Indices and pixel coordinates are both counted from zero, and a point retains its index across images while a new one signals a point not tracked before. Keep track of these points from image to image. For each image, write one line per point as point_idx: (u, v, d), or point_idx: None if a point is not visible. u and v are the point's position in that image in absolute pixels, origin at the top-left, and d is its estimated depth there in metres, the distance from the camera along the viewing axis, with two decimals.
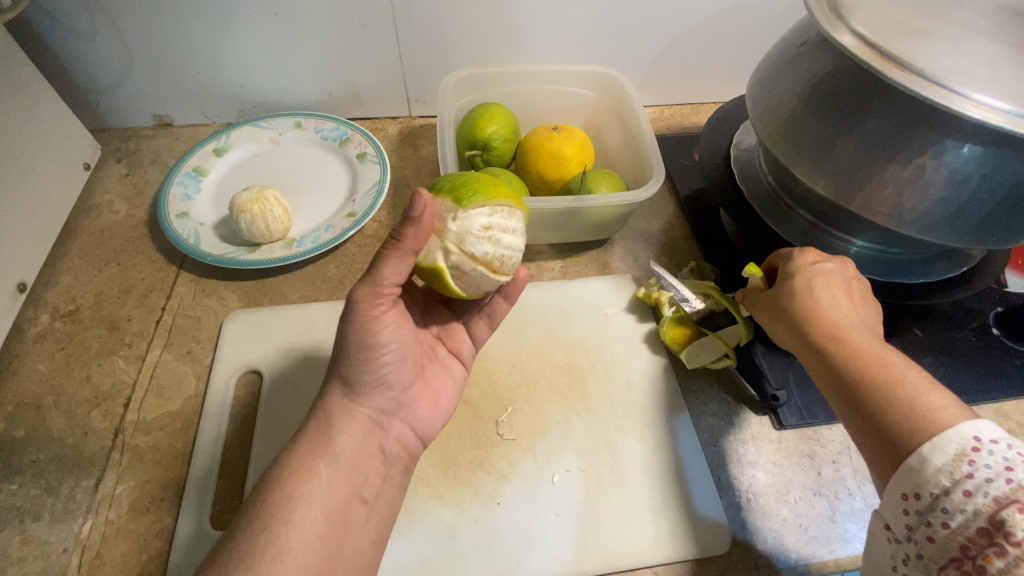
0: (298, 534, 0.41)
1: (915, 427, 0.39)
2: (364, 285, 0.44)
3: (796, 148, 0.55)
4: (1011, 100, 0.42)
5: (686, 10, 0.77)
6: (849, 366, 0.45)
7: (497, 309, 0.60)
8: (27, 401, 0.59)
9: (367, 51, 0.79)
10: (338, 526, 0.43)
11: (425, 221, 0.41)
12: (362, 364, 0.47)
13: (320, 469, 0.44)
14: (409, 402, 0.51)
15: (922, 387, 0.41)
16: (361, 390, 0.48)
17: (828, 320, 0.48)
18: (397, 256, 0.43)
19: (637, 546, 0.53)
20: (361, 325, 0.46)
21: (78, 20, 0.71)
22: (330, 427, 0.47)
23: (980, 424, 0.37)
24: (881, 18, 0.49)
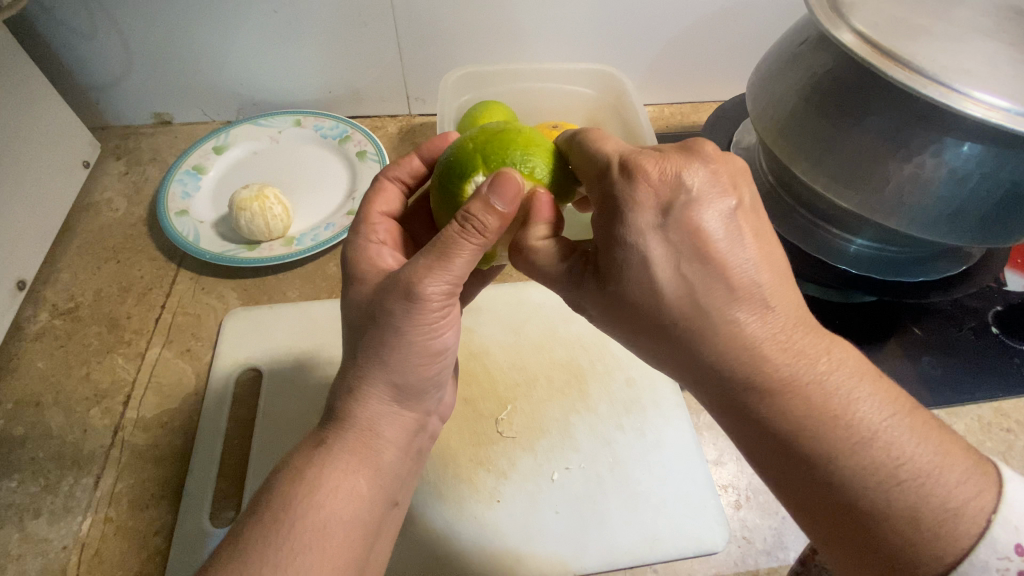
0: (335, 560, 0.38)
1: (920, 544, 0.32)
2: (431, 279, 0.40)
3: (797, 147, 0.55)
4: (1011, 99, 0.42)
5: (686, 9, 0.77)
6: (805, 452, 0.33)
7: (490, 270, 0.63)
8: (26, 398, 0.59)
9: (366, 48, 0.79)
10: (370, 536, 0.42)
11: (513, 212, 0.39)
12: (421, 370, 0.46)
13: (362, 484, 0.42)
14: (444, 397, 0.54)
15: (897, 462, 0.33)
16: (410, 394, 0.46)
17: (751, 374, 0.34)
18: (476, 249, 0.40)
19: (637, 544, 0.53)
20: (425, 327, 0.43)
21: (78, 18, 0.71)
22: (374, 435, 0.44)
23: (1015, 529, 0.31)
24: (881, 17, 0.49)
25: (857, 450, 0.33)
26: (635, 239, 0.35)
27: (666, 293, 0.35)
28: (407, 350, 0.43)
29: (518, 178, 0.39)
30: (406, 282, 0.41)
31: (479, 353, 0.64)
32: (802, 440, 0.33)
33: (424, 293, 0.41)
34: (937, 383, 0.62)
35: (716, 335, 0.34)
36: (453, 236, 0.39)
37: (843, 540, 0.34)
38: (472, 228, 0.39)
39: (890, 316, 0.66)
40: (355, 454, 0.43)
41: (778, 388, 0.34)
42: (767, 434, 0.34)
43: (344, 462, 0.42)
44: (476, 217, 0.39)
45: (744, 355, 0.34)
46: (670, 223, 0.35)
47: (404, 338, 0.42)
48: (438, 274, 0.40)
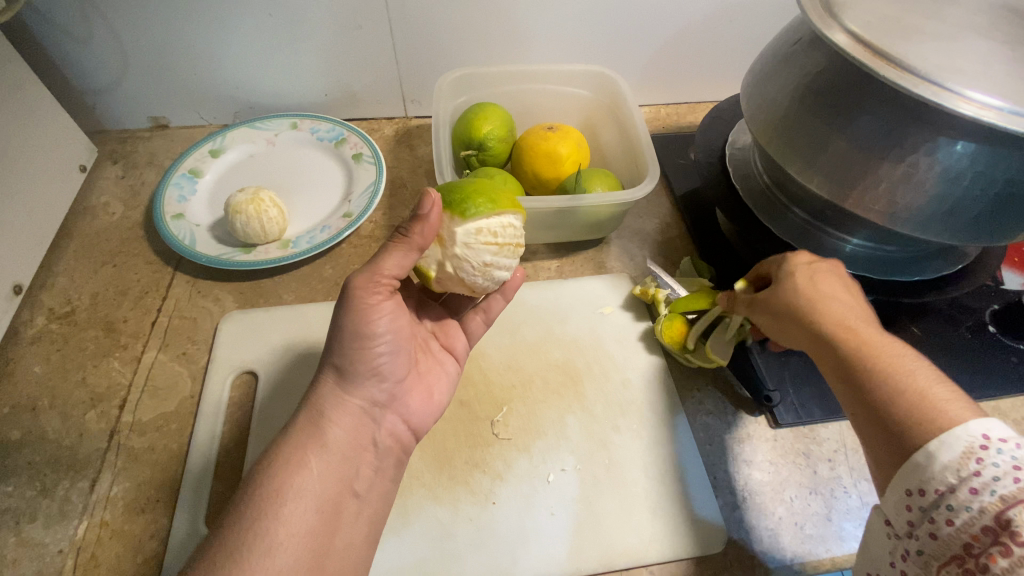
0: (287, 528, 0.41)
1: (920, 426, 0.38)
2: (363, 275, 0.45)
3: (791, 147, 0.55)
4: (1004, 97, 0.42)
5: (681, 10, 0.78)
6: (853, 365, 0.43)
7: (494, 307, 0.60)
8: (23, 403, 0.59)
9: (362, 51, 0.79)
10: (328, 519, 0.43)
11: (431, 219, 0.43)
12: (356, 353, 0.47)
13: (310, 460, 0.44)
14: (401, 393, 0.51)
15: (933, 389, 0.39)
16: (354, 379, 0.48)
17: (832, 318, 0.46)
18: (401, 250, 0.44)
19: (633, 544, 0.53)
20: (357, 311, 0.46)
21: (74, 23, 0.72)
22: (321, 418, 0.46)
23: (987, 422, 0.36)
24: (873, 17, 0.49)
25: (895, 368, 0.41)
26: (791, 258, 0.51)
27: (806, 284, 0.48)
28: (343, 333, 0.46)
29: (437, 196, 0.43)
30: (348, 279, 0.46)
31: (475, 355, 0.64)
32: (853, 359, 0.43)
33: (355, 283, 0.46)
34: None
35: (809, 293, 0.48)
36: (385, 244, 0.45)
37: (876, 439, 0.40)
38: (399, 236, 0.44)
39: (887, 315, 0.66)
40: (303, 436, 0.45)
41: (851, 325, 0.45)
42: (834, 359, 0.45)
43: (295, 445, 0.45)
44: (403, 228, 0.44)
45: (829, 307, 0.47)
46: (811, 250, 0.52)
47: (339, 323, 0.47)
48: (370, 272, 0.45)
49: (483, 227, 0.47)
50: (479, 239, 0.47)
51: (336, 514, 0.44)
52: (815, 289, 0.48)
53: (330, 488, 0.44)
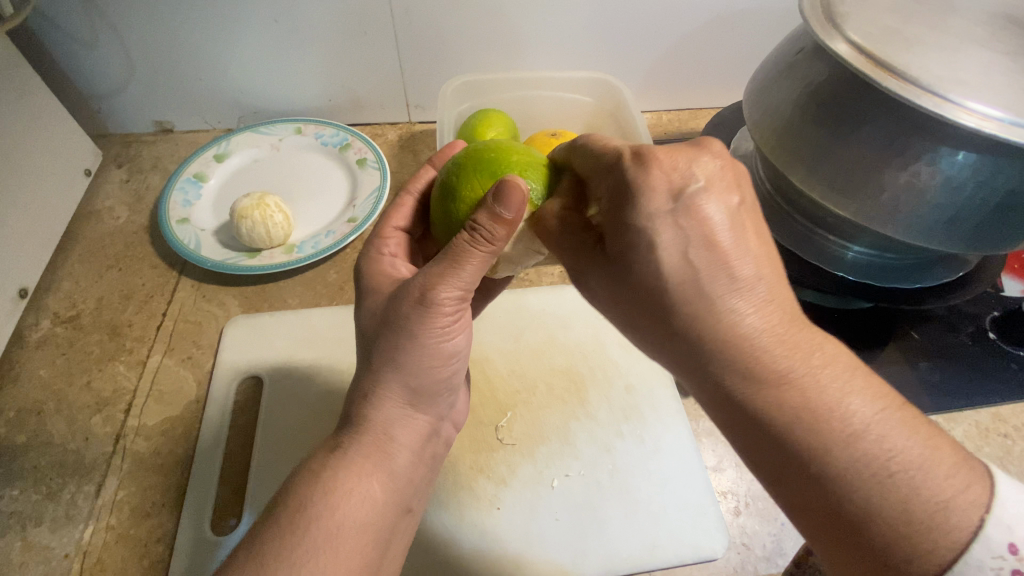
0: (347, 565, 0.38)
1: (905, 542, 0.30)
2: (444, 286, 0.41)
3: (794, 155, 0.55)
4: (1004, 108, 0.43)
5: (683, 18, 0.78)
6: (795, 454, 0.32)
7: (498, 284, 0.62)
8: (28, 406, 0.59)
9: (366, 57, 0.80)
10: (382, 543, 0.42)
11: (519, 220, 0.40)
12: (432, 372, 0.46)
13: (374, 489, 0.42)
14: (455, 404, 0.54)
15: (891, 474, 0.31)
16: (424, 398, 0.47)
17: (749, 367, 0.33)
18: (485, 256, 0.41)
19: (637, 551, 0.53)
20: (437, 330, 0.43)
21: (80, 28, 0.72)
22: (387, 438, 0.44)
23: (1007, 524, 0.30)
24: (875, 27, 0.49)
25: (844, 449, 0.31)
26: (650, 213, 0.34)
27: (663, 275, 0.34)
28: (420, 354, 0.44)
29: (524, 188, 0.40)
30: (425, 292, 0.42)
31: (480, 361, 0.65)
32: (792, 433, 0.32)
33: (437, 300, 0.42)
34: (935, 389, 0.62)
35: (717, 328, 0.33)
36: (463, 246, 0.40)
37: (830, 538, 0.33)
38: (480, 238, 0.40)
39: (887, 322, 0.67)
40: (368, 459, 0.43)
41: (773, 377, 0.33)
42: (756, 430, 0.33)
43: (359, 466, 0.42)
44: (483, 229, 0.39)
45: (740, 350, 0.33)
46: (686, 204, 0.34)
47: (417, 344, 0.43)
48: (453, 287, 0.42)
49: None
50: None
51: (390, 533, 0.43)
52: (710, 322, 0.33)
53: (387, 514, 0.43)
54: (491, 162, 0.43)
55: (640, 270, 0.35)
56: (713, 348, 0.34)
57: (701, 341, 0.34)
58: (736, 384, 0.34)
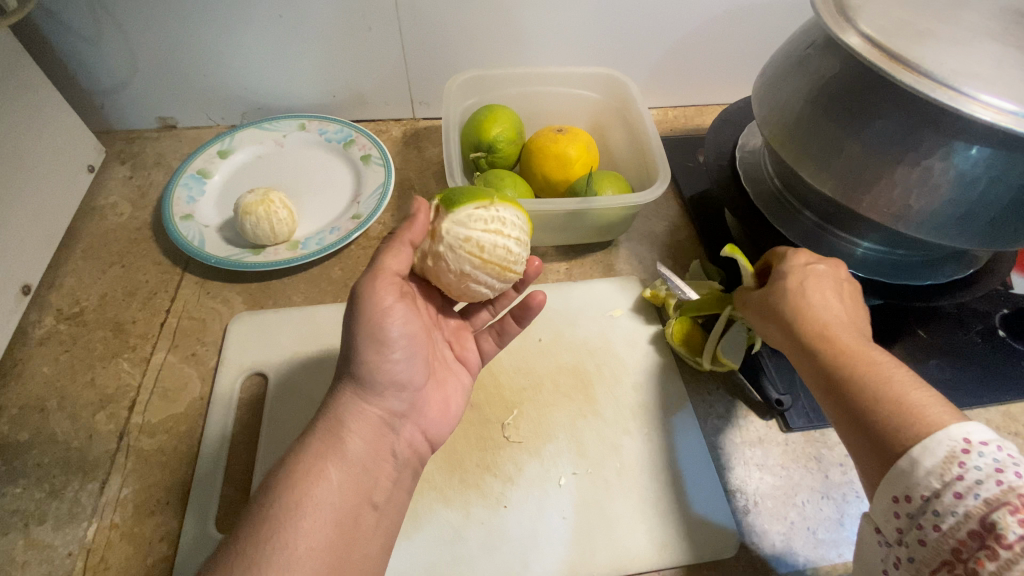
0: (308, 540, 0.40)
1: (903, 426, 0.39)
2: (365, 276, 0.46)
3: (805, 149, 0.55)
4: (1020, 102, 0.42)
5: (690, 13, 0.78)
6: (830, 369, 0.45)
7: (513, 326, 0.61)
8: (31, 404, 0.59)
9: (371, 53, 0.79)
10: (348, 530, 0.43)
11: (416, 221, 0.46)
12: (371, 361, 0.47)
13: (329, 471, 0.43)
14: (420, 406, 0.51)
15: (906, 385, 0.41)
16: (370, 387, 0.47)
17: (818, 316, 0.48)
18: (394, 249, 0.46)
19: (645, 549, 0.52)
20: (368, 321, 0.46)
21: (82, 23, 0.71)
22: (340, 427, 0.46)
23: (968, 425, 0.37)
24: (888, 20, 0.49)
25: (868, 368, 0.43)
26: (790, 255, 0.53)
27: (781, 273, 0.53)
28: (357, 345, 0.46)
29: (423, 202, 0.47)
30: (354, 287, 0.47)
31: None
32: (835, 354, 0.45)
33: (361, 291, 0.46)
34: (944, 387, 0.61)
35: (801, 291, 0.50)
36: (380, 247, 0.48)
37: (848, 423, 0.42)
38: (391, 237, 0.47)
39: (895, 320, 0.66)
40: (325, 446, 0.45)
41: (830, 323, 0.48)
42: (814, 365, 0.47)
43: (314, 454, 0.44)
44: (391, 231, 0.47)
45: (819, 313, 0.48)
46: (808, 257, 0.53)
47: (353, 332, 0.46)
48: (374, 275, 0.46)
49: (479, 214, 0.47)
50: (475, 224, 0.46)
51: (352, 524, 0.43)
52: (806, 295, 0.50)
53: (350, 500, 0.44)
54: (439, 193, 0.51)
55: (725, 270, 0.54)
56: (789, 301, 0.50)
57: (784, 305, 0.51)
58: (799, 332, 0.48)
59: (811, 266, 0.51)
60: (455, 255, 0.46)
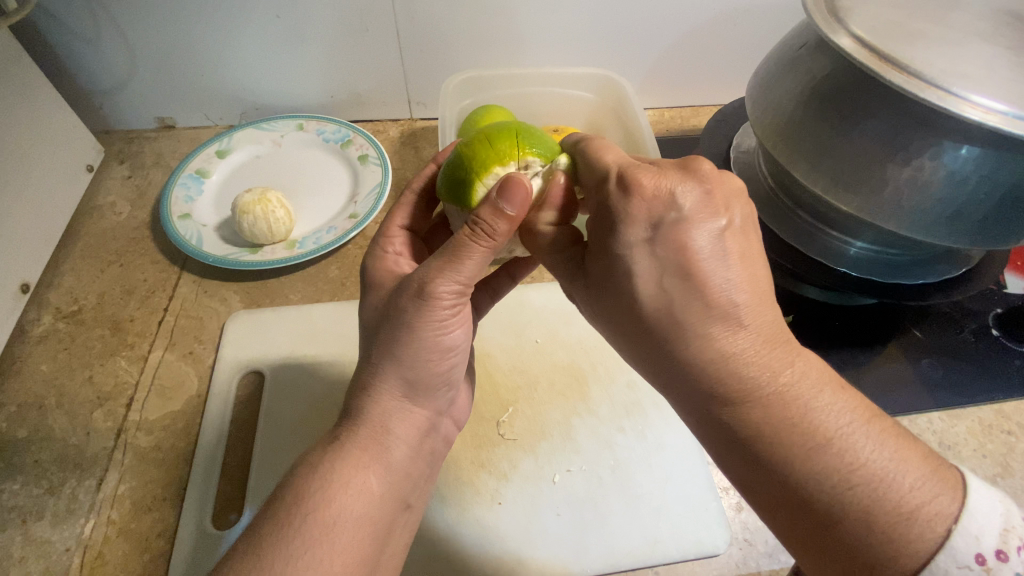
0: (347, 558, 0.38)
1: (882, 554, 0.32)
2: (446, 279, 0.41)
3: (797, 149, 0.55)
4: (1009, 102, 0.43)
5: (685, 15, 0.78)
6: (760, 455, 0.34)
7: (502, 287, 0.62)
8: (30, 401, 0.59)
9: (368, 54, 0.80)
10: (382, 536, 0.42)
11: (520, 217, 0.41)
12: (431, 365, 0.46)
13: (371, 481, 0.42)
14: (455, 401, 0.53)
15: (850, 476, 0.33)
16: (422, 392, 0.47)
17: (725, 376, 0.35)
18: (485, 252, 0.41)
19: (639, 546, 0.53)
20: (434, 323, 0.43)
21: (82, 25, 0.72)
22: (385, 432, 0.44)
23: (967, 534, 0.31)
24: (879, 21, 0.49)
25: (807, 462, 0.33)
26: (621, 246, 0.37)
27: (639, 300, 0.37)
28: (417, 345, 0.44)
29: (526, 185, 0.41)
30: (424, 279, 0.42)
31: (481, 356, 0.65)
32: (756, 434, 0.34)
33: (435, 291, 0.42)
34: (936, 386, 0.62)
35: (710, 351, 0.35)
36: (462, 240, 0.41)
37: (790, 522, 0.35)
38: (481, 232, 0.40)
39: (888, 319, 0.66)
40: (366, 451, 0.43)
41: (748, 386, 0.34)
42: (735, 440, 0.35)
43: (356, 458, 0.42)
44: (484, 223, 0.40)
45: (716, 361, 0.35)
46: (653, 240, 0.36)
47: (414, 336, 0.43)
48: (454, 278, 0.42)
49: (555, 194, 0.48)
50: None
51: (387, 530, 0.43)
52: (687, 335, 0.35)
53: (386, 508, 0.43)
54: (531, 134, 0.46)
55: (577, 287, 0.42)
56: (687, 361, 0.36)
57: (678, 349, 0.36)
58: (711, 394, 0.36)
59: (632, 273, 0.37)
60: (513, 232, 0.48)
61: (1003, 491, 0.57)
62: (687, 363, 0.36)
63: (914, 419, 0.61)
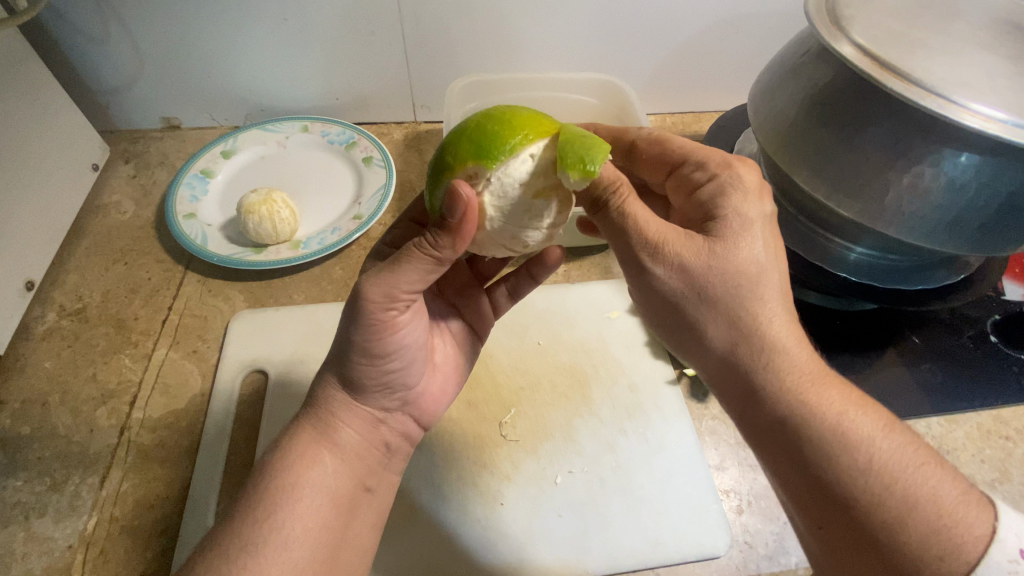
0: (302, 523, 0.40)
1: (931, 534, 0.35)
2: (374, 285, 0.41)
3: (798, 155, 0.56)
4: (1008, 110, 0.43)
5: (687, 23, 0.79)
6: (812, 440, 0.38)
7: (522, 289, 0.60)
8: (33, 398, 0.60)
9: (374, 57, 0.80)
10: (343, 513, 0.43)
11: (465, 231, 0.37)
12: (366, 369, 0.46)
13: (324, 458, 0.44)
14: (415, 398, 0.51)
15: (898, 464, 0.37)
16: (361, 391, 0.47)
17: (784, 369, 0.40)
18: (424, 261, 0.40)
19: (639, 547, 0.53)
20: (366, 327, 0.43)
21: (91, 25, 0.73)
22: (329, 418, 0.46)
23: (1009, 531, 0.36)
24: (880, 30, 0.50)
25: (863, 452, 0.38)
26: (743, 211, 0.42)
27: (746, 283, 0.40)
28: (350, 345, 0.44)
29: (471, 198, 0.36)
30: (356, 284, 0.42)
31: (484, 358, 0.65)
32: (814, 419, 0.39)
33: (364, 297, 0.42)
34: (935, 391, 0.62)
35: (773, 345, 0.40)
36: (407, 249, 0.40)
37: (831, 507, 0.38)
38: (425, 245, 0.39)
39: (887, 325, 0.67)
40: (316, 432, 0.45)
41: (804, 395, 0.39)
42: (783, 425, 0.40)
43: (306, 439, 0.44)
44: (428, 235, 0.38)
45: (779, 353, 0.40)
46: (768, 217, 0.43)
47: (349, 339, 0.44)
48: (388, 287, 0.41)
49: (533, 185, 0.40)
50: (528, 202, 0.40)
51: (350, 508, 0.44)
52: (762, 328, 0.40)
53: (346, 484, 0.44)
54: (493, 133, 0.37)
55: (699, 259, 0.40)
56: (761, 360, 0.40)
57: (745, 337, 0.40)
58: (767, 383, 0.40)
59: (749, 260, 0.40)
60: (499, 244, 0.43)
61: (1002, 496, 0.57)
62: (752, 354, 0.40)
63: (913, 424, 0.61)
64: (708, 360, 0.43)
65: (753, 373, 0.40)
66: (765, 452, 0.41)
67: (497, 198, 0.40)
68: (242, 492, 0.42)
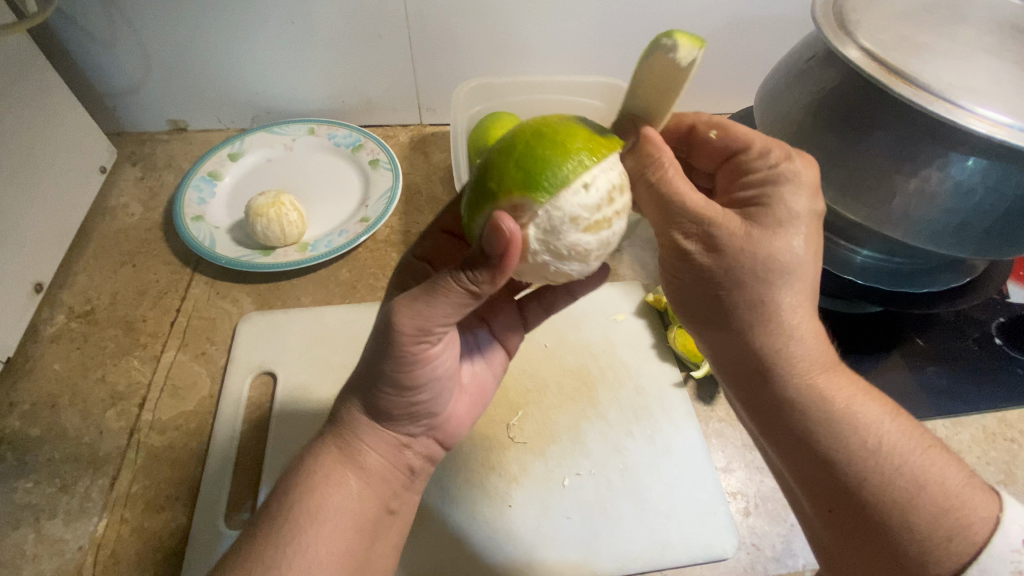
0: (330, 544, 0.41)
1: (935, 518, 0.35)
2: (407, 317, 0.40)
3: (805, 159, 0.56)
4: (1014, 115, 0.44)
5: (692, 25, 0.79)
6: (819, 421, 0.39)
7: (556, 304, 0.61)
8: (43, 400, 0.60)
9: (380, 59, 0.81)
10: (366, 535, 0.44)
11: (505, 266, 0.37)
12: (394, 397, 0.45)
13: (348, 479, 0.44)
14: (444, 417, 0.51)
15: (905, 449, 0.37)
16: (389, 414, 0.46)
17: (795, 352, 0.41)
18: (461, 296, 0.39)
19: (647, 549, 0.53)
20: (399, 358, 0.43)
21: (99, 28, 0.73)
22: (350, 442, 0.46)
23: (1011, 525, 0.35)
24: (887, 34, 0.50)
25: (869, 435, 0.38)
26: (791, 204, 0.41)
27: (763, 266, 0.40)
28: (379, 373, 0.44)
29: (514, 234, 0.35)
30: (387, 312, 0.42)
31: None
32: (822, 400, 0.39)
33: (398, 330, 0.41)
34: (941, 393, 0.63)
35: (785, 328, 0.41)
36: (444, 282, 0.39)
37: (836, 489, 0.38)
38: (465, 279, 0.39)
39: (892, 328, 0.67)
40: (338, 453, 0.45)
41: (813, 377, 0.40)
42: (792, 406, 0.40)
43: (329, 462, 0.44)
44: (468, 272, 0.38)
45: (790, 336, 0.41)
46: (818, 215, 0.42)
47: (378, 368, 0.44)
48: (422, 320, 0.40)
49: (583, 219, 0.39)
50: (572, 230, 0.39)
51: (372, 530, 0.44)
52: (775, 311, 0.41)
53: (368, 503, 0.45)
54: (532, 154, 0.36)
55: (724, 233, 0.40)
56: (772, 342, 0.41)
57: (757, 320, 0.41)
58: (778, 364, 0.41)
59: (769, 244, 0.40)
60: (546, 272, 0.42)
61: None
62: (764, 336, 0.41)
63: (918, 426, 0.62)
64: (722, 342, 0.44)
65: (762, 354, 0.41)
66: (773, 434, 0.42)
67: (544, 232, 0.39)
68: (256, 504, 0.42)
